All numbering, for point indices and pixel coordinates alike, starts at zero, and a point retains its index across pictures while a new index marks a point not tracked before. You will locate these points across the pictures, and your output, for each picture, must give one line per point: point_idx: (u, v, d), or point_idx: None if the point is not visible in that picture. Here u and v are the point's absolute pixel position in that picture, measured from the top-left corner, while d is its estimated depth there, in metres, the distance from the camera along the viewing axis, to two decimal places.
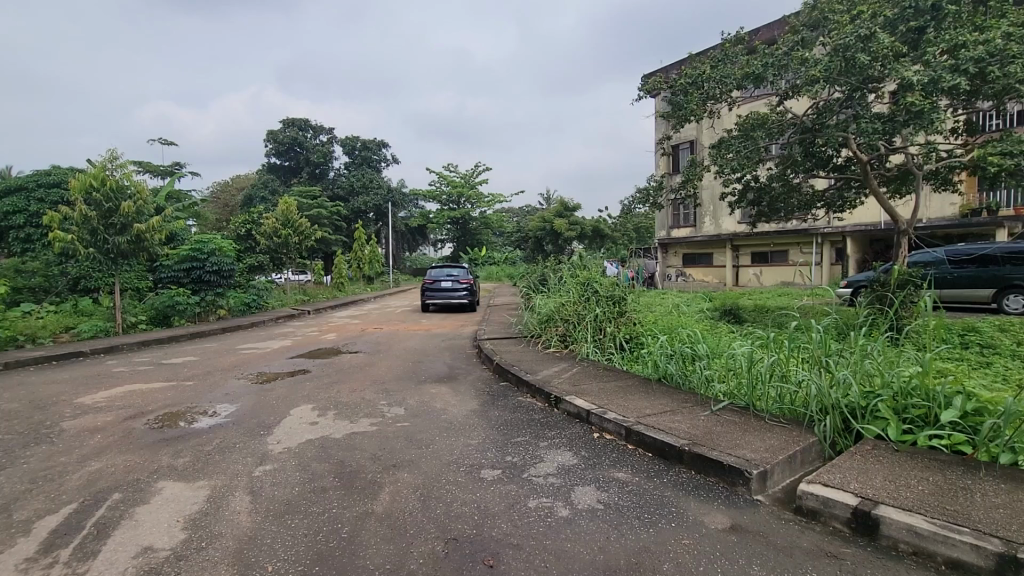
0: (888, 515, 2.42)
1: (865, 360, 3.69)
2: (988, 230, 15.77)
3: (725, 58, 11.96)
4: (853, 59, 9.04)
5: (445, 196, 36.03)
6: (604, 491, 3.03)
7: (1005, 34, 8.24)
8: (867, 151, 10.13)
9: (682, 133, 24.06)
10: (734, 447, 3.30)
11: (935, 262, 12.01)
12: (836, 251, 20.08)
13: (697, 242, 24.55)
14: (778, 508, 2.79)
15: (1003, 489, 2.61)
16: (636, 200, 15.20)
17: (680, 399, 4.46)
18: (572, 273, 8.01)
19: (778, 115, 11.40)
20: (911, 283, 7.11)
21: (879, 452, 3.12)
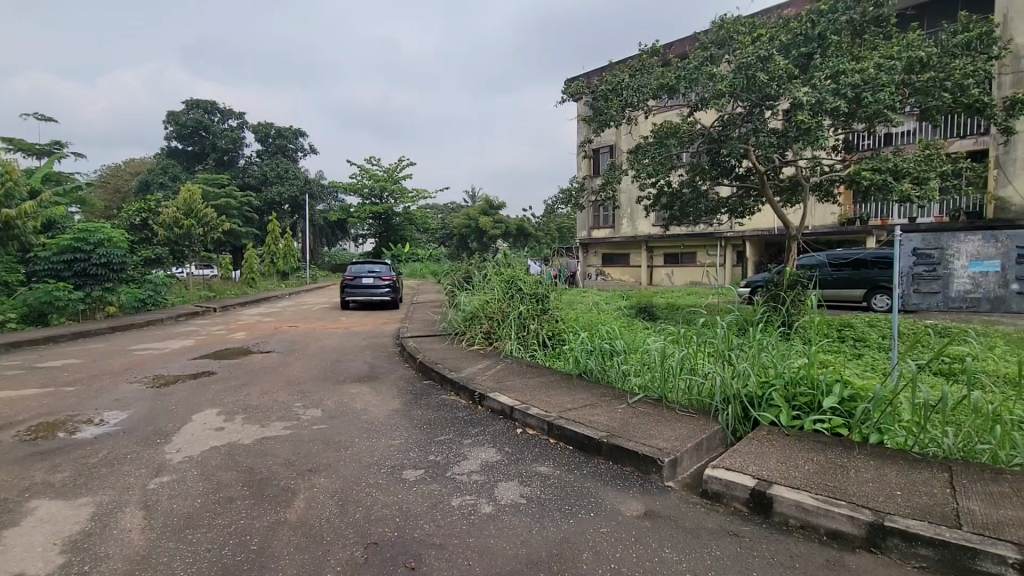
0: (780, 494, 2.67)
1: (762, 353, 4.05)
2: (861, 237, 17.85)
3: (642, 68, 12.60)
4: (754, 77, 9.90)
5: (366, 190, 34.86)
6: (527, 486, 3.09)
7: (877, 65, 9.33)
8: (765, 163, 11.09)
9: (602, 137, 25.01)
10: (648, 437, 3.48)
11: (818, 265, 13.42)
12: (737, 254, 21.82)
13: (615, 243, 25.66)
14: (686, 492, 3.00)
15: (873, 465, 2.98)
16: (559, 200, 15.60)
17: (598, 394, 4.64)
18: (496, 271, 8.07)
19: (689, 125, 12.16)
20: (800, 283, 7.89)
21: (773, 437, 3.45)
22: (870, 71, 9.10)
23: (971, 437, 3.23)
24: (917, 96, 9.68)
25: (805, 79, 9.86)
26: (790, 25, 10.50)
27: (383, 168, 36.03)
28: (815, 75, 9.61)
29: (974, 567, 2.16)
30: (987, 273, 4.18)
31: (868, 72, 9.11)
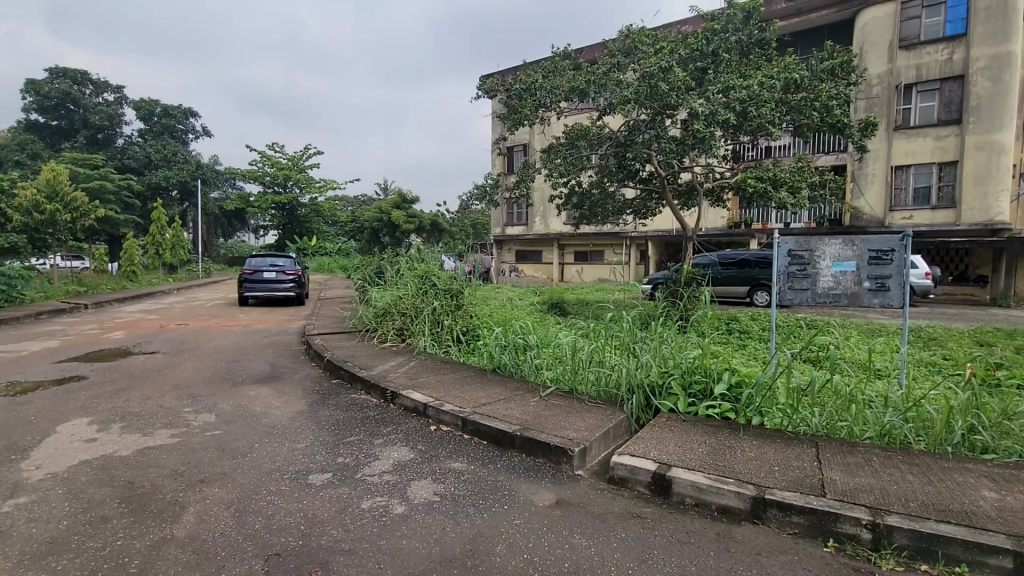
0: (678, 476, 2.88)
1: (662, 345, 4.33)
2: (745, 239, 19.71)
3: (554, 70, 12.96)
4: (656, 87, 10.58)
5: (268, 178, 32.57)
6: (440, 483, 3.07)
7: (760, 82, 10.30)
8: (665, 168, 11.86)
9: (516, 136, 25.39)
10: (559, 428, 3.60)
11: (710, 264, 14.61)
12: (641, 253, 23.17)
13: (528, 240, 26.17)
14: (594, 479, 3.14)
15: (755, 445, 3.31)
16: (474, 197, 15.62)
17: (512, 388, 4.71)
18: (409, 266, 7.92)
19: (598, 128, 12.69)
20: (695, 280, 8.56)
21: (672, 423, 3.70)
22: (754, 88, 10.05)
23: (833, 415, 3.67)
24: (793, 114, 10.82)
25: (700, 91, 10.66)
26: (688, 40, 11.29)
27: (287, 156, 33.84)
28: (709, 88, 10.42)
29: (837, 530, 2.47)
30: (845, 273, 4.68)
31: (753, 89, 10.05)
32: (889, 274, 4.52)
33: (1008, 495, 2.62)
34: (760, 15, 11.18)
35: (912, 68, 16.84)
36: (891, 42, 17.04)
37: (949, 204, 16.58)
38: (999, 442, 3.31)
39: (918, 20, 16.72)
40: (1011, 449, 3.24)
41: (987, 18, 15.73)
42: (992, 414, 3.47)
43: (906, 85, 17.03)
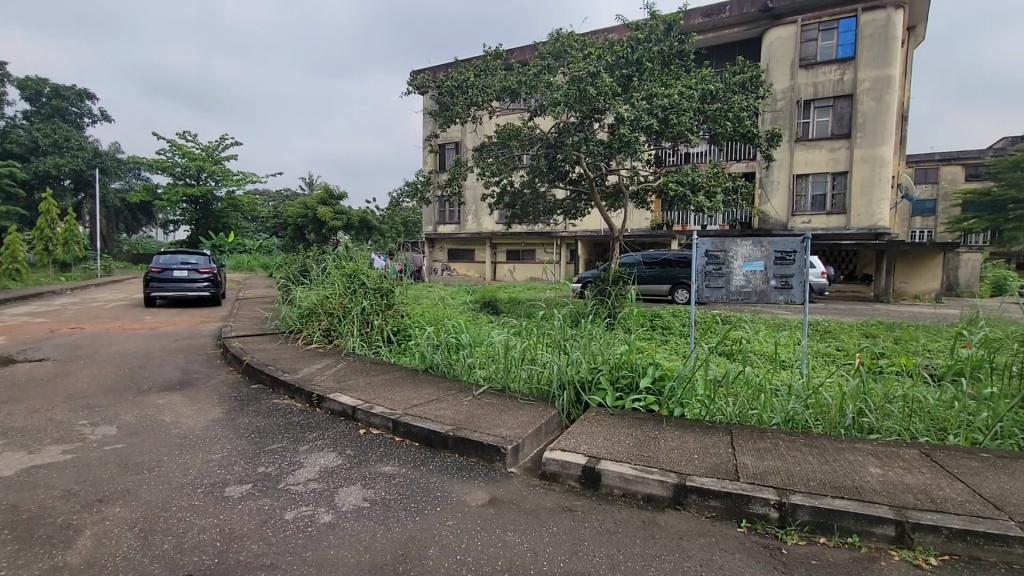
0: (606, 468, 2.98)
1: (591, 342, 4.46)
2: (667, 240, 20.79)
3: (486, 69, 13.00)
4: (584, 90, 10.90)
5: (178, 169, 30.12)
6: (370, 488, 2.98)
7: (680, 92, 10.87)
8: (593, 170, 12.24)
9: (447, 133, 25.16)
10: (492, 427, 3.61)
11: (635, 263, 15.26)
12: (571, 252, 23.78)
13: (460, 238, 26.03)
14: (527, 476, 3.18)
15: (677, 435, 3.49)
16: (405, 193, 15.31)
17: (444, 387, 4.66)
18: (336, 264, 7.63)
19: (529, 129, 12.84)
20: (621, 278, 8.91)
21: (601, 417, 3.83)
22: (675, 96, 10.60)
23: (745, 404, 3.95)
24: (710, 123, 11.52)
25: (625, 97, 11.09)
26: (614, 47, 11.70)
27: (200, 146, 31.45)
28: (633, 95, 10.86)
29: (748, 511, 2.66)
30: (755, 272, 5.07)
31: (673, 98, 10.60)
32: (792, 273, 4.93)
33: (890, 470, 2.95)
34: (679, 28, 11.70)
35: (811, 86, 18.47)
36: (792, 61, 18.59)
37: (841, 210, 18.38)
38: (882, 423, 3.71)
39: (815, 42, 18.34)
40: (891, 429, 3.65)
41: (872, 46, 17.44)
42: (877, 398, 3.89)
43: (805, 100, 18.69)
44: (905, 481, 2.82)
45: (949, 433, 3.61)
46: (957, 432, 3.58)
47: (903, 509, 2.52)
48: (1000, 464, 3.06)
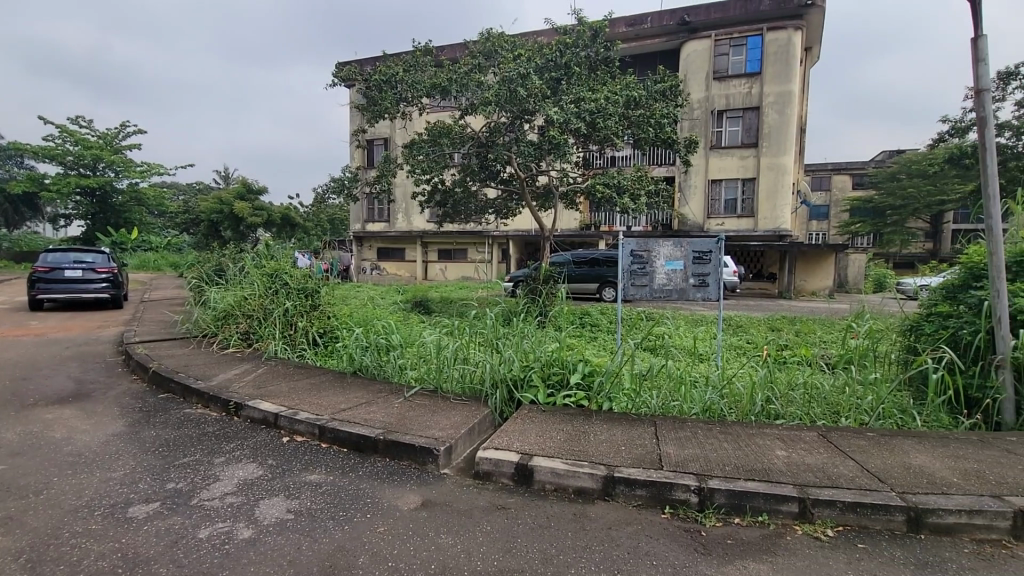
0: (538, 464, 3.03)
1: (523, 340, 4.51)
2: (595, 240, 21.46)
3: (416, 64, 12.81)
4: (515, 91, 11.01)
5: (70, 157, 27.10)
6: (294, 499, 2.84)
7: (607, 97, 11.24)
8: (524, 170, 12.38)
9: (376, 128, 24.47)
10: (424, 429, 3.55)
11: (565, 262, 15.61)
12: (502, 251, 23.95)
13: (390, 237, 25.41)
14: (460, 476, 3.16)
15: (606, 428, 3.62)
16: (330, 189, 14.70)
17: (374, 390, 4.54)
18: (255, 262, 7.20)
19: (460, 127, 12.78)
20: (552, 277, 9.09)
21: (533, 414, 3.89)
22: (601, 101, 10.95)
23: (667, 396, 4.16)
24: (634, 128, 12.02)
25: (555, 99, 11.32)
26: (543, 49, 11.91)
27: (96, 133, 28.47)
28: (562, 98, 11.13)
29: (671, 497, 2.80)
30: (676, 270, 5.35)
31: (600, 102, 10.95)
32: (708, 272, 5.27)
33: (794, 452, 3.22)
34: (605, 35, 12.09)
35: (724, 97, 19.76)
36: (707, 72, 19.80)
37: (750, 213, 19.83)
38: (786, 409, 4.05)
39: (727, 56, 19.64)
40: (794, 414, 4.00)
41: (776, 63, 18.90)
42: (782, 386, 4.23)
43: (719, 110, 19.98)
44: (806, 461, 3.09)
45: (841, 416, 4.00)
46: (848, 415, 3.99)
47: (805, 487, 2.76)
48: (882, 441, 3.44)
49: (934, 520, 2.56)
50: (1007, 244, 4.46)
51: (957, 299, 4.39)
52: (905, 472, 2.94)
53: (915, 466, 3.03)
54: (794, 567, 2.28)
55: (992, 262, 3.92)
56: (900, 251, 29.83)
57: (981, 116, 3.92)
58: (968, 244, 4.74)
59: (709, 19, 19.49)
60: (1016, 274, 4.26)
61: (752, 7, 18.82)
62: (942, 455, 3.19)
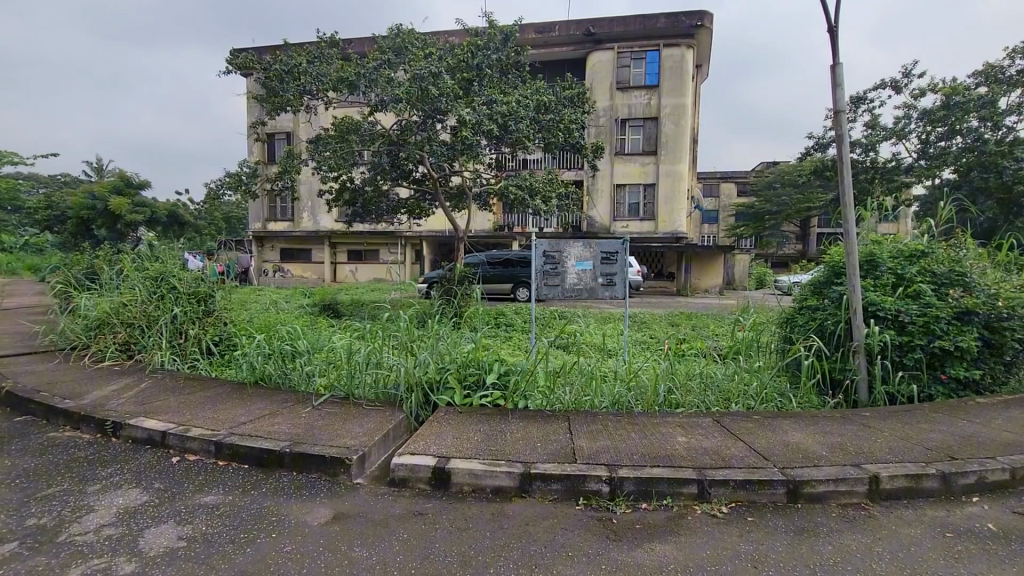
0: (455, 466, 3.01)
1: (438, 342, 4.45)
2: (509, 240, 21.75)
3: (320, 56, 12.25)
4: (426, 90, 10.88)
5: None
6: (188, 524, 2.58)
7: (518, 100, 11.46)
8: (437, 171, 12.22)
9: (277, 121, 23.00)
10: (334, 438, 3.39)
11: (479, 263, 15.65)
12: (416, 252, 23.55)
13: (294, 237, 24.00)
14: (375, 485, 3.06)
15: (522, 426, 3.67)
16: (225, 185, 13.58)
17: (279, 400, 4.26)
18: (136, 264, 6.47)
19: (370, 124, 12.38)
20: (466, 278, 9.09)
21: (450, 416, 3.85)
22: (512, 104, 11.15)
23: (580, 392, 4.31)
24: (544, 132, 12.33)
25: (467, 100, 11.36)
26: (454, 50, 11.87)
27: None
28: (474, 99, 11.20)
29: (585, 489, 2.90)
30: (585, 270, 5.56)
31: (511, 106, 11.14)
32: (615, 271, 5.55)
33: (693, 437, 3.48)
34: (515, 40, 12.27)
35: (626, 106, 20.89)
36: (611, 82, 20.81)
37: (651, 217, 21.13)
38: (686, 398, 4.36)
39: (629, 68, 20.79)
40: (693, 402, 4.31)
41: (671, 77, 20.29)
42: (682, 377, 4.56)
43: (622, 119, 21.07)
44: (704, 445, 3.35)
45: (732, 402, 4.38)
46: (738, 400, 4.37)
47: (703, 470, 2.99)
48: (765, 422, 3.82)
49: (809, 490, 2.89)
50: (860, 246, 5.13)
51: (823, 293, 4.99)
52: (785, 449, 3.29)
53: (794, 443, 3.40)
54: (695, 544, 2.46)
55: (849, 261, 4.48)
56: (777, 251, 33.31)
57: (838, 134, 4.46)
58: (830, 246, 5.40)
59: (612, 32, 20.50)
60: (866, 272, 4.93)
61: (650, 23, 20.08)
62: (813, 432, 3.60)
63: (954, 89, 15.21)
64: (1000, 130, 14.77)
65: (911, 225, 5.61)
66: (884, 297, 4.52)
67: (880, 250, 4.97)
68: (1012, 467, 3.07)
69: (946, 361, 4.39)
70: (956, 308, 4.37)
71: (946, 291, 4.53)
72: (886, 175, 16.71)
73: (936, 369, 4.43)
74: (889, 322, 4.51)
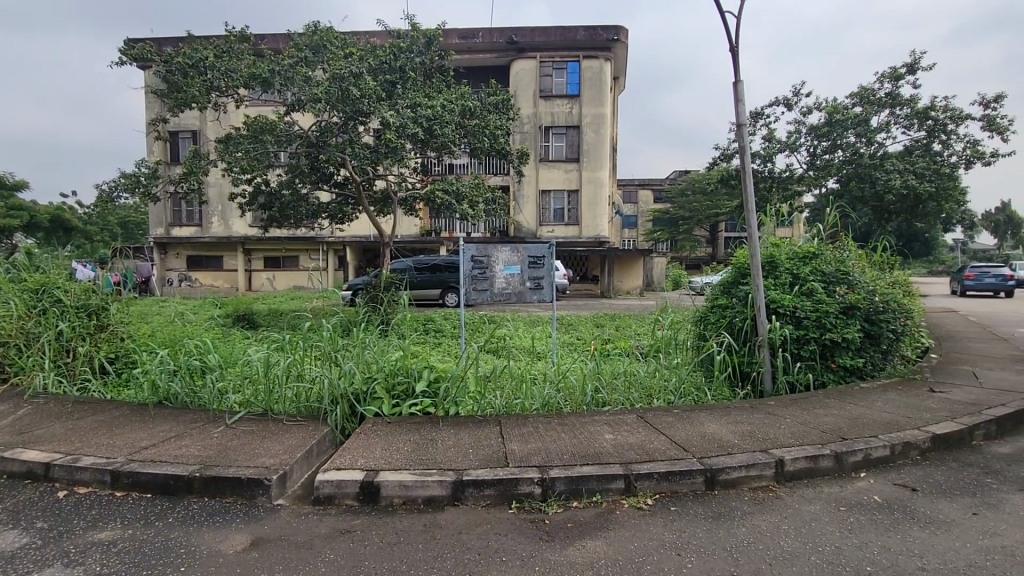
0: (384, 479, 2.91)
1: (364, 351, 4.30)
2: (436, 245, 21.52)
3: (230, 51, 11.52)
4: (347, 91, 10.54)
5: None
6: (78, 565, 2.31)
7: (442, 105, 11.41)
8: (360, 174, 11.74)
9: (181, 118, 21.29)
10: (251, 458, 3.18)
11: (405, 269, 15.33)
12: (339, 259, 22.70)
13: (203, 243, 22.28)
14: (297, 505, 2.89)
15: (453, 433, 3.63)
16: (121, 186, 12.36)
17: (188, 420, 3.93)
18: (11, 275, 5.70)
19: (286, 124, 11.80)
20: (393, 284, 8.89)
21: (378, 427, 3.73)
22: (437, 108, 11.09)
23: (510, 395, 4.34)
24: (469, 137, 12.34)
25: (390, 103, 11.14)
26: (376, 51, 11.58)
27: None
28: (398, 102, 11.03)
29: (518, 492, 2.92)
30: (513, 275, 5.62)
31: (436, 110, 11.07)
32: (542, 275, 5.65)
33: (618, 434, 3.62)
34: (438, 44, 12.20)
35: (550, 114, 21.41)
36: (534, 90, 21.22)
37: (575, 222, 21.78)
38: (611, 396, 4.52)
39: (551, 77, 21.33)
40: (618, 400, 4.47)
41: (591, 88, 21.06)
42: (607, 376, 4.72)
43: (545, 126, 21.55)
44: (629, 441, 3.49)
45: (654, 397, 4.59)
46: (659, 396, 4.59)
47: (629, 464, 3.11)
48: (684, 415, 4.04)
49: (724, 477, 3.09)
50: (762, 248, 5.59)
51: (731, 293, 5.37)
52: (703, 441, 3.49)
53: (710, 434, 3.62)
54: (622, 538, 2.55)
55: (753, 262, 4.86)
56: (691, 254, 35.49)
57: (741, 146, 4.82)
58: (737, 248, 5.84)
59: (534, 41, 20.96)
60: (768, 272, 5.38)
61: (570, 35, 20.77)
62: (726, 422, 3.86)
63: (835, 108, 17.00)
64: (872, 145, 16.70)
65: (803, 229, 6.20)
66: (783, 295, 4.95)
67: (779, 253, 5.44)
68: (892, 443, 3.46)
69: (835, 352, 4.88)
70: (842, 304, 4.88)
71: (833, 289, 5.03)
72: (781, 184, 18.35)
73: (827, 359, 4.92)
74: (788, 317, 4.93)
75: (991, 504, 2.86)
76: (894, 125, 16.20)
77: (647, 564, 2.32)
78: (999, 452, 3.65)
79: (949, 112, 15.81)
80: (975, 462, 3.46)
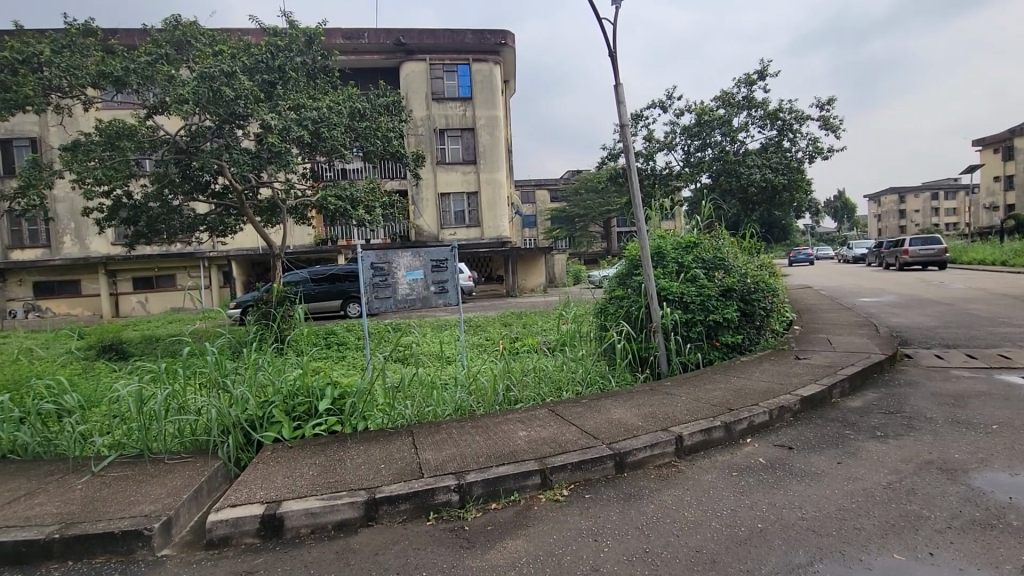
0: (289, 510, 2.69)
1: (257, 372, 3.96)
2: (333, 255, 20.50)
3: (72, 45, 10.10)
4: (220, 92, 9.66)
5: None
6: None
7: (329, 106, 10.97)
8: (241, 182, 10.75)
9: (14, 123, 18.30)
10: (126, 507, 2.78)
11: (301, 280, 14.43)
12: (224, 274, 20.87)
13: (53, 266, 19.33)
14: (188, 552, 2.58)
15: (362, 450, 3.46)
16: None
17: (42, 474, 3.35)
18: None
19: (149, 128, 10.58)
20: (287, 299, 8.34)
21: (277, 453, 3.46)
22: (323, 110, 10.63)
23: (421, 403, 4.23)
24: (361, 140, 11.89)
25: (270, 104, 10.39)
26: (250, 49, 10.81)
27: None
28: (278, 103, 10.35)
29: (435, 502, 2.85)
30: (416, 280, 5.50)
31: (322, 112, 10.62)
32: (446, 278, 5.61)
33: (532, 430, 3.67)
34: (320, 43, 11.61)
35: (443, 117, 21.26)
36: (426, 93, 20.94)
37: (476, 223, 21.88)
38: (523, 393, 4.56)
39: (442, 80, 21.15)
40: (529, 396, 4.54)
41: (482, 91, 21.26)
42: (517, 373, 4.78)
43: (439, 129, 21.38)
44: (542, 436, 3.55)
45: (563, 390, 4.71)
46: (567, 388, 4.71)
47: (544, 459, 3.16)
48: (593, 405, 4.20)
49: (632, 459, 3.25)
50: (650, 240, 5.99)
51: (626, 284, 5.71)
52: (611, 427, 3.64)
53: (616, 419, 3.81)
54: (542, 532, 2.58)
55: (643, 254, 5.19)
56: (588, 249, 37.21)
57: (626, 146, 5.10)
58: (628, 241, 6.21)
59: (423, 44, 20.76)
60: (657, 263, 5.78)
61: (458, 38, 20.93)
62: (630, 407, 4.07)
63: (703, 110, 18.71)
64: (735, 143, 18.57)
65: (684, 220, 6.70)
66: (672, 283, 5.34)
67: (665, 244, 5.87)
68: (770, 409, 3.86)
69: (718, 331, 5.37)
70: (721, 287, 5.38)
71: (713, 274, 5.53)
72: (663, 180, 19.88)
73: (712, 338, 5.40)
74: (677, 303, 5.32)
75: (851, 453, 3.30)
76: (752, 125, 18.13)
77: (569, 556, 2.37)
78: (852, 406, 4.23)
79: (794, 113, 18.03)
80: (836, 417, 3.97)
